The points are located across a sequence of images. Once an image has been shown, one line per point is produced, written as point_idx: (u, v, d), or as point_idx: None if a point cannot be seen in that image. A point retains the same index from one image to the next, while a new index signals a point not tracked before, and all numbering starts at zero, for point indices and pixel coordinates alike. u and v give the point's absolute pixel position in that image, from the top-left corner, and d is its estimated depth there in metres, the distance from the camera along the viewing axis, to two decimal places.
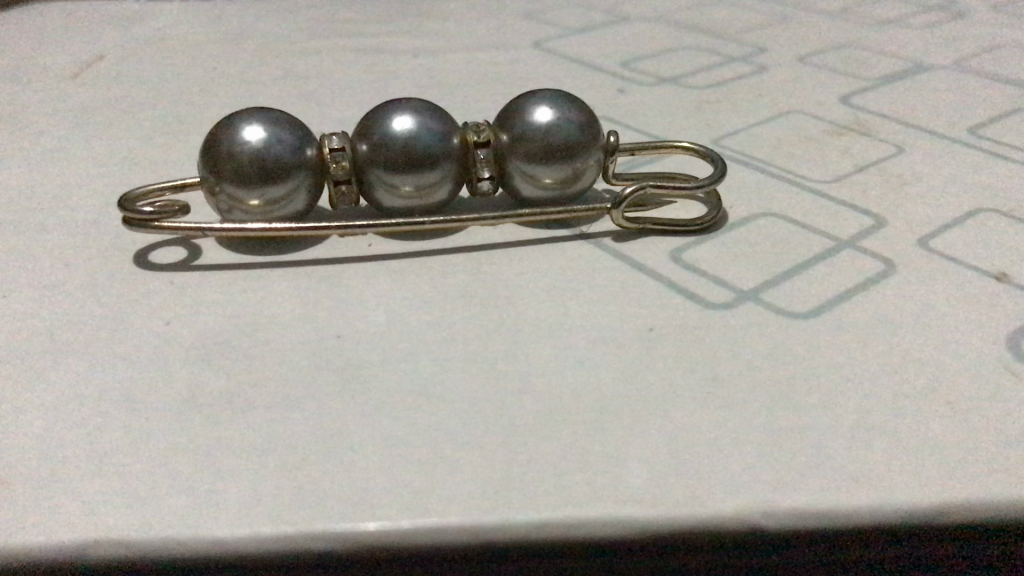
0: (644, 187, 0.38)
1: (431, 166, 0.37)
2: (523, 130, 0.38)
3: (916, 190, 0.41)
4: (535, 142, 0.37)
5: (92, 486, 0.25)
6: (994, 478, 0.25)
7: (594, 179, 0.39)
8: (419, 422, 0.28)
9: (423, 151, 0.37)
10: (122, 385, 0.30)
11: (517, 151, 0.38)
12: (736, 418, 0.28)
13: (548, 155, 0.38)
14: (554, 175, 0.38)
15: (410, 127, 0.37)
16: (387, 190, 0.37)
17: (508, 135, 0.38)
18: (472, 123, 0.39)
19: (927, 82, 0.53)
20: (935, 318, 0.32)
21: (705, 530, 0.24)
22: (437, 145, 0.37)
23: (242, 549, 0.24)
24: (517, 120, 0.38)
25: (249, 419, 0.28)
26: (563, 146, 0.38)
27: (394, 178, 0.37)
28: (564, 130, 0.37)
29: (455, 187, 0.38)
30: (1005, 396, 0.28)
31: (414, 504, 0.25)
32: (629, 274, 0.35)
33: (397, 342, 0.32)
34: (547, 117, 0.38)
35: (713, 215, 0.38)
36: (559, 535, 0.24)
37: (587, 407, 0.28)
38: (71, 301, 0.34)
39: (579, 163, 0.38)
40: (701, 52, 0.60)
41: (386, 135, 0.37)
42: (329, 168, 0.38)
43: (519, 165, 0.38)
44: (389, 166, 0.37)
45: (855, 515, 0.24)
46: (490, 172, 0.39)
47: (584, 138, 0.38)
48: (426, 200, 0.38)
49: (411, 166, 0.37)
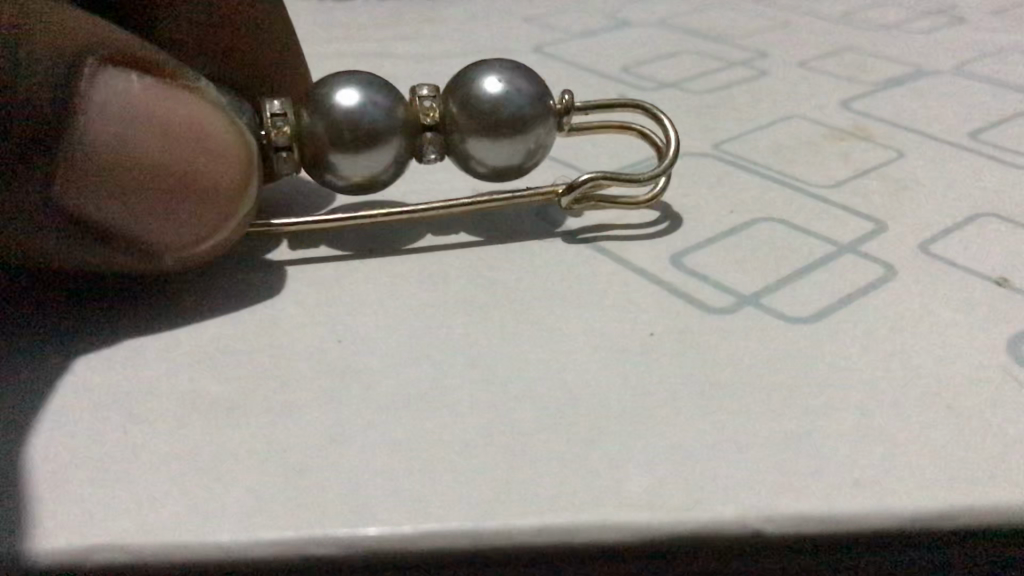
0: (598, 180, 0.39)
1: (381, 143, 0.36)
2: (478, 107, 0.37)
3: (917, 195, 0.41)
4: (485, 120, 0.37)
5: (91, 492, 0.25)
6: (1002, 482, 0.25)
7: (545, 152, 0.39)
8: (420, 426, 0.27)
9: (373, 128, 0.36)
10: (118, 389, 0.29)
11: (470, 128, 0.37)
12: (741, 421, 0.27)
13: (503, 133, 0.37)
14: (505, 154, 0.38)
15: (359, 98, 0.36)
16: (336, 166, 0.36)
17: (461, 111, 0.37)
18: (422, 97, 0.38)
19: (928, 88, 0.53)
20: (940, 322, 0.32)
21: (707, 535, 0.24)
22: (386, 118, 0.36)
23: (240, 554, 0.23)
24: (465, 93, 0.37)
25: (249, 426, 0.27)
26: (518, 122, 0.37)
27: (340, 154, 0.36)
28: (515, 106, 0.37)
29: (403, 162, 0.38)
30: (1009, 399, 0.28)
31: (417, 509, 0.24)
32: (602, 249, 0.37)
33: (396, 348, 0.31)
34: (497, 90, 0.37)
35: (660, 191, 0.40)
36: (564, 540, 0.24)
37: (587, 410, 0.28)
38: (54, 301, 0.34)
39: (533, 142, 0.38)
40: (702, 57, 0.60)
41: (333, 108, 0.35)
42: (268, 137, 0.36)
43: (472, 143, 0.37)
44: (336, 139, 0.36)
45: (861, 518, 0.24)
46: (437, 149, 0.39)
47: (536, 114, 0.37)
48: (372, 177, 0.37)
49: (361, 142, 0.36)
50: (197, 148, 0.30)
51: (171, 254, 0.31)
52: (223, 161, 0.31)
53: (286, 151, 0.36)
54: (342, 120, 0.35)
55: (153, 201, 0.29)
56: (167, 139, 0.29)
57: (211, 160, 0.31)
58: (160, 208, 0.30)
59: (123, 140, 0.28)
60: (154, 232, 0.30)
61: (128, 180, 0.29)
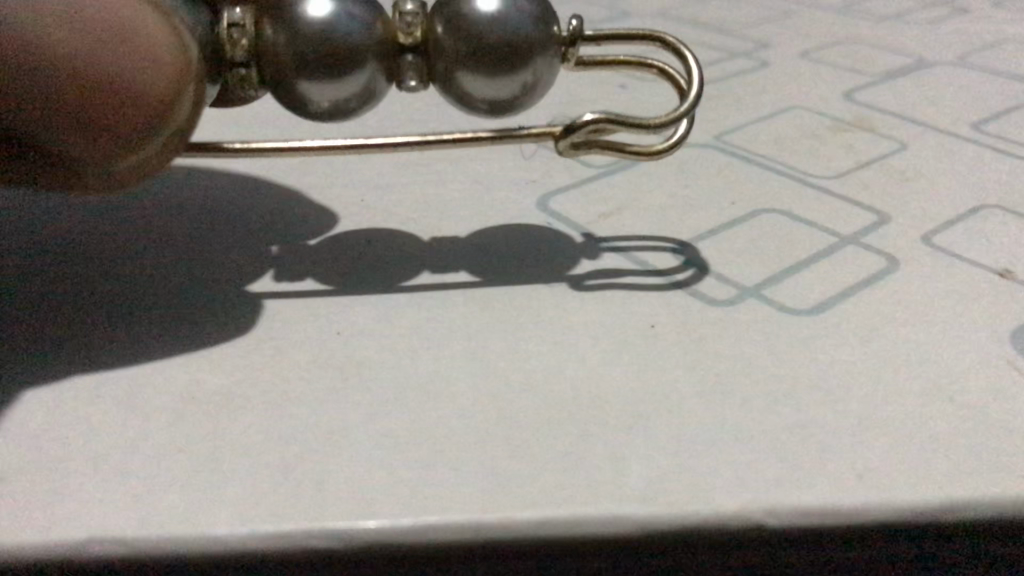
0: (598, 120, 0.33)
1: (347, 68, 0.31)
2: (464, 28, 0.30)
3: (920, 187, 0.40)
4: (471, 44, 0.30)
5: (90, 484, 0.25)
6: (1008, 476, 0.25)
7: (548, 85, 0.32)
8: (420, 419, 0.27)
9: (338, 47, 0.30)
10: (115, 380, 0.29)
11: (454, 53, 0.31)
12: (743, 413, 0.27)
13: (491, 63, 0.31)
14: (496, 89, 0.31)
15: (325, 11, 0.30)
16: (299, 95, 0.31)
17: (445, 32, 0.31)
18: (404, 11, 0.32)
19: (931, 79, 0.52)
20: (944, 314, 0.31)
21: (708, 528, 0.24)
22: (354, 37, 0.30)
23: (238, 548, 0.23)
24: (452, 11, 0.31)
25: (247, 418, 0.27)
26: (511, 49, 0.30)
27: (300, 80, 0.31)
28: (511, 30, 0.30)
29: (377, 90, 0.32)
30: (1012, 391, 0.28)
31: (416, 502, 0.24)
32: (613, 274, 0.35)
33: (395, 340, 0.31)
34: (491, 8, 0.30)
35: (680, 139, 0.34)
36: (564, 533, 0.23)
37: (588, 403, 0.28)
38: (53, 293, 0.33)
39: (531, 76, 0.31)
40: (702, 48, 0.60)
41: (296, 20, 0.30)
42: (222, 47, 0.31)
43: (456, 71, 0.31)
44: (296, 62, 0.30)
45: (865, 512, 0.24)
46: (419, 78, 0.33)
47: (537, 41, 0.31)
48: (338, 107, 0.32)
49: (322, 65, 0.30)
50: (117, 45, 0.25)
51: (106, 169, 0.27)
52: (152, 63, 0.26)
53: (242, 70, 0.31)
54: (302, 37, 0.30)
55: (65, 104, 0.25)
56: (73, 26, 0.24)
57: (132, 57, 0.25)
58: (63, 107, 0.25)
59: (18, 21, 0.24)
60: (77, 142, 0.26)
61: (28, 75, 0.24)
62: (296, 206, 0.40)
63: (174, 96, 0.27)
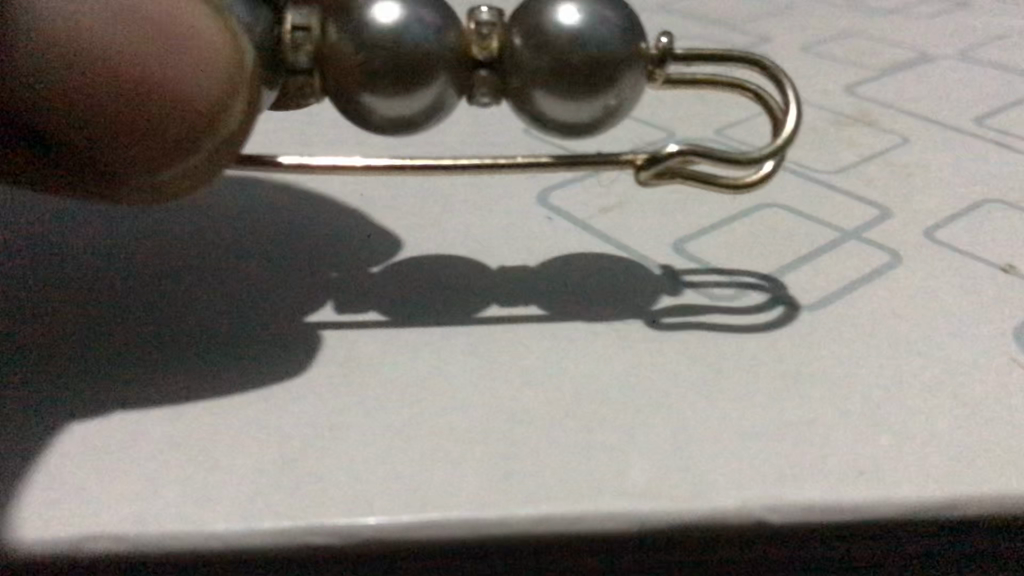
0: (687, 153, 0.30)
1: (417, 83, 0.28)
2: (549, 44, 0.27)
3: (923, 181, 0.40)
4: (554, 63, 0.27)
5: (85, 478, 0.24)
6: (1011, 472, 0.24)
7: (633, 108, 0.30)
8: (419, 414, 0.27)
9: (411, 59, 0.27)
10: (112, 372, 0.28)
11: (532, 70, 0.28)
12: (745, 409, 0.27)
13: (575, 85, 0.28)
14: (575, 112, 0.28)
15: (395, 19, 0.27)
16: (360, 109, 0.28)
17: (526, 47, 0.28)
18: (479, 20, 0.29)
19: (934, 73, 0.52)
20: (948, 309, 0.31)
21: (710, 525, 0.23)
22: (426, 45, 0.27)
23: (236, 544, 0.23)
24: (532, 22, 0.28)
25: (245, 414, 0.27)
26: (599, 71, 0.27)
27: (364, 95, 0.28)
28: (595, 47, 0.27)
29: (448, 106, 0.29)
30: (1017, 387, 0.28)
31: (415, 498, 0.24)
32: (689, 311, 0.32)
33: (394, 335, 0.31)
34: (574, 22, 0.27)
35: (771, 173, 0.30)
36: (565, 530, 0.23)
37: (589, 398, 0.27)
38: (49, 281, 0.33)
39: (615, 99, 0.28)
40: (703, 42, 0.59)
41: (366, 27, 0.27)
42: (282, 52, 0.28)
43: (535, 92, 0.28)
44: (362, 75, 0.28)
45: (868, 508, 0.24)
46: (492, 94, 0.30)
47: (622, 58, 0.28)
48: (404, 124, 0.29)
49: (390, 79, 0.28)
50: (165, 44, 0.23)
51: (149, 181, 0.24)
52: (203, 66, 0.23)
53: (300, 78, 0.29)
54: (371, 47, 0.27)
55: (109, 109, 0.22)
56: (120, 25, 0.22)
57: (183, 61, 0.23)
58: (108, 115, 0.22)
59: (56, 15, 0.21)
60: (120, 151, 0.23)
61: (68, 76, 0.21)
62: (295, 197, 0.40)
63: (222, 105, 0.24)
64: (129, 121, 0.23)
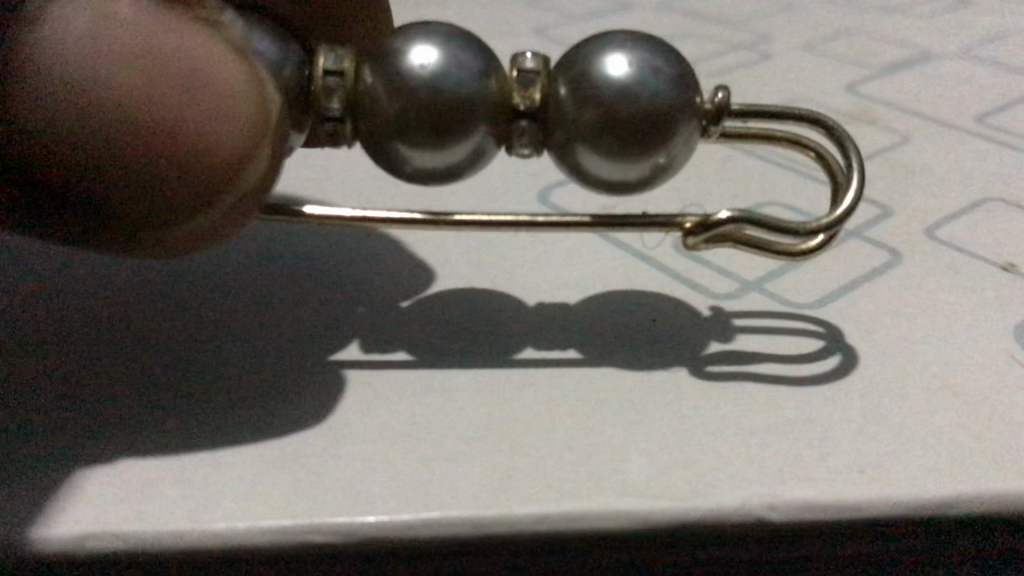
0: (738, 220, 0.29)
1: (455, 133, 0.27)
2: (595, 95, 0.26)
3: (923, 180, 0.40)
4: (600, 116, 0.26)
5: (91, 474, 0.25)
6: (1010, 470, 0.25)
7: (684, 164, 0.28)
8: (422, 413, 0.27)
9: (448, 108, 0.26)
10: (117, 370, 0.29)
11: (577, 122, 0.27)
12: (746, 408, 0.27)
13: (621, 140, 0.27)
14: (618, 168, 0.27)
15: (433, 66, 0.26)
16: (395, 157, 0.28)
17: (571, 98, 0.27)
18: (524, 68, 0.28)
19: (935, 72, 0.52)
20: (947, 308, 0.31)
21: (710, 522, 0.24)
22: (466, 94, 0.27)
23: (240, 542, 0.23)
24: (578, 72, 0.27)
25: (249, 413, 0.27)
26: (647, 124, 0.26)
27: (400, 143, 0.27)
28: (645, 99, 0.26)
29: (486, 157, 0.28)
30: (1016, 386, 0.28)
31: (418, 496, 0.24)
32: (739, 361, 0.29)
33: (397, 334, 0.31)
34: (621, 75, 0.26)
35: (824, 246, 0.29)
36: (565, 527, 0.24)
37: (591, 397, 0.28)
38: (51, 275, 0.33)
39: (662, 155, 0.27)
40: (705, 40, 0.59)
41: (402, 75, 0.26)
42: (315, 96, 0.28)
43: (579, 145, 0.27)
44: (398, 124, 0.27)
45: (867, 507, 0.24)
46: (534, 146, 0.29)
47: (670, 113, 0.26)
48: (442, 174, 0.28)
49: (428, 129, 0.27)
50: (184, 93, 0.23)
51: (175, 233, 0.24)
52: (229, 119, 0.23)
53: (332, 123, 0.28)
54: (408, 95, 0.26)
55: (138, 163, 0.22)
56: (148, 80, 0.22)
57: (210, 114, 0.23)
58: (135, 171, 0.22)
59: (91, 73, 0.21)
60: (145, 203, 0.23)
61: (96, 129, 0.22)
62: (297, 195, 0.40)
63: (245, 157, 0.24)
64: (154, 176, 0.22)
